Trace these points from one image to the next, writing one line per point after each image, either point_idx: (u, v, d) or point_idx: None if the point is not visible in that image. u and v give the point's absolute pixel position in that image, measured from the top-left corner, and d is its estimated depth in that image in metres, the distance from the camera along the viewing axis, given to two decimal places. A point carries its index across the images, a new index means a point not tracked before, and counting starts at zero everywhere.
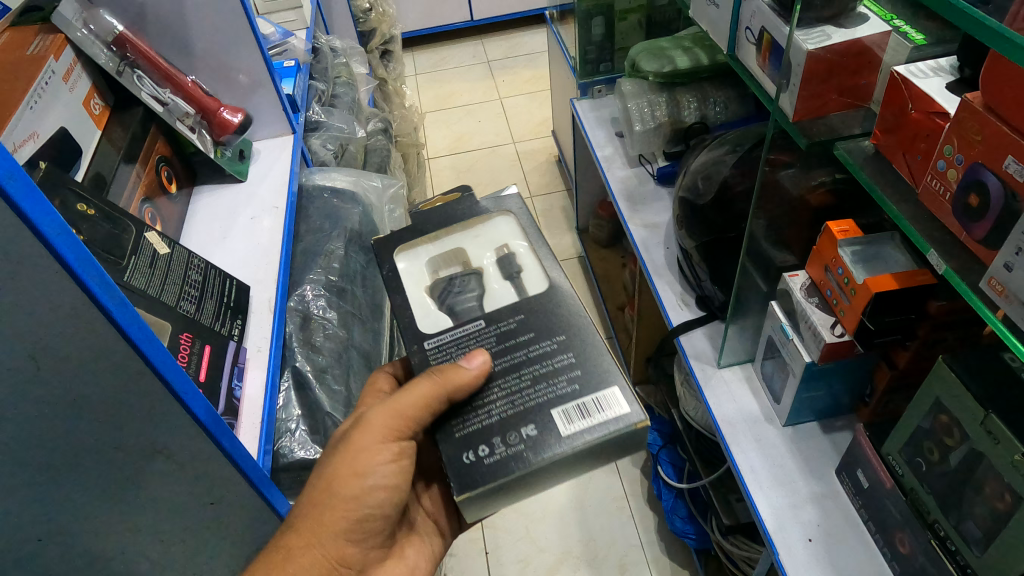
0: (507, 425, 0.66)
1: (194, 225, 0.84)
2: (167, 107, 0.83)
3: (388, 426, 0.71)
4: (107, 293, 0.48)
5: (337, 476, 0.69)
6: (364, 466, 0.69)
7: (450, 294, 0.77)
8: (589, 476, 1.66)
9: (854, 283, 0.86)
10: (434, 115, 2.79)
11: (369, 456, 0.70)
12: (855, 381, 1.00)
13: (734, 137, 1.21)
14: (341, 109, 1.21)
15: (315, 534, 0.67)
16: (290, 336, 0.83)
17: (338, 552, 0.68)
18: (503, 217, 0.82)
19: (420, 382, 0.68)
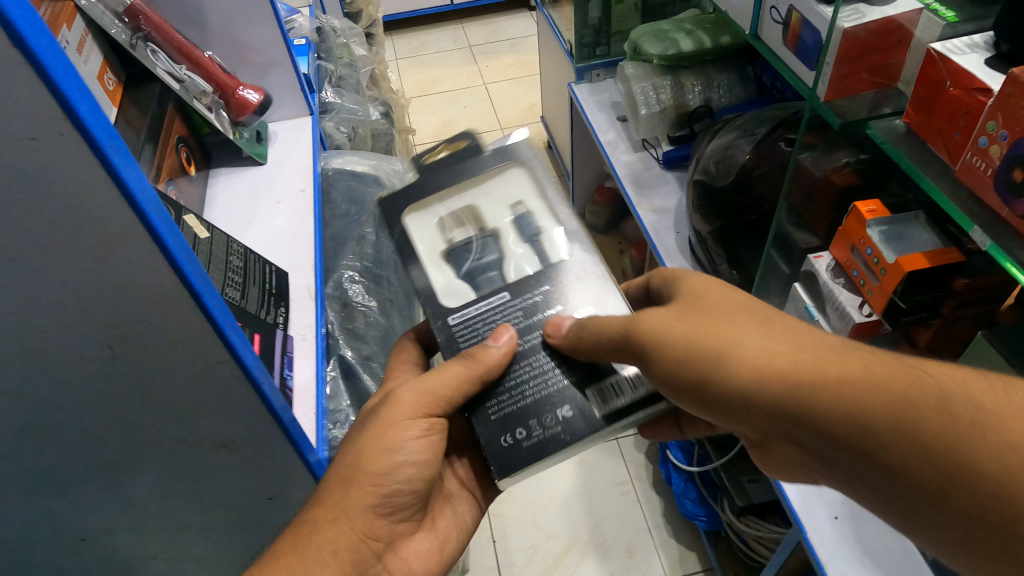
0: (543, 405, 0.64)
1: (216, 206, 0.80)
2: (184, 85, 0.79)
3: (420, 403, 0.66)
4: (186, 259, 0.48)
5: (366, 452, 0.64)
6: (395, 442, 0.65)
7: (467, 262, 0.71)
8: (593, 462, 1.66)
9: (884, 262, 0.86)
10: (418, 101, 2.74)
11: (400, 431, 0.66)
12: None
13: (749, 119, 1.18)
14: (349, 91, 1.17)
15: (342, 507, 0.63)
16: (332, 324, 0.82)
17: (365, 527, 0.63)
18: (514, 170, 0.74)
19: (446, 364, 0.66)
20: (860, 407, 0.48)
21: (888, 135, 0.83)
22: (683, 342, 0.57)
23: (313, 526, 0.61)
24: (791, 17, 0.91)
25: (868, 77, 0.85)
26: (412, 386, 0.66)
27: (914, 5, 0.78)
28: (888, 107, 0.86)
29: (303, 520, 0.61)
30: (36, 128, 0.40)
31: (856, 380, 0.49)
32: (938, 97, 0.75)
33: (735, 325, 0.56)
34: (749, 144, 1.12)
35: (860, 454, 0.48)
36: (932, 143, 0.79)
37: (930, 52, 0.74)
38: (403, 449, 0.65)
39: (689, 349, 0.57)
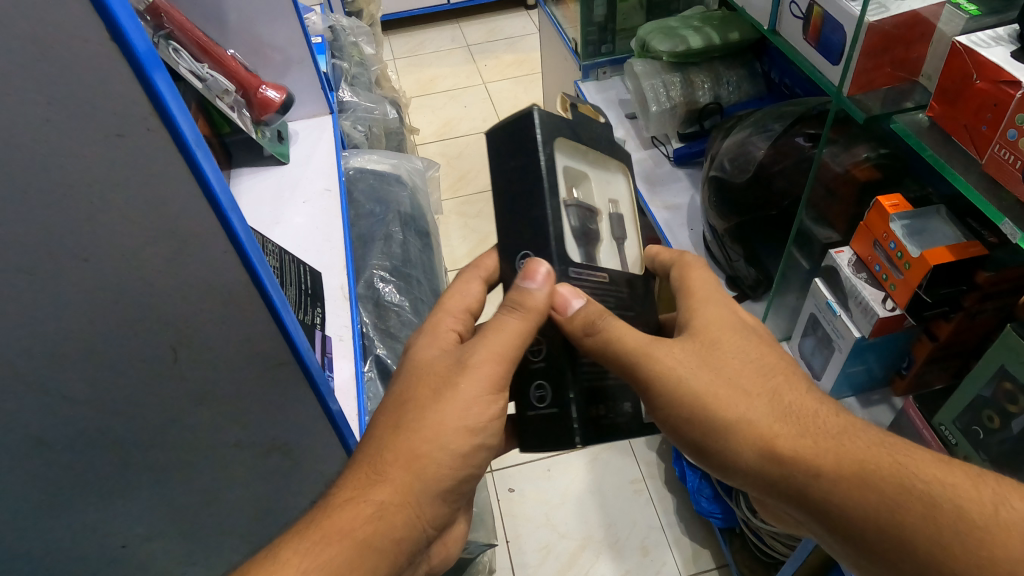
0: (621, 391, 0.68)
1: (242, 205, 0.79)
2: (206, 83, 0.76)
3: (498, 374, 0.61)
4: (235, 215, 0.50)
5: (444, 429, 0.58)
6: (476, 419, 0.59)
7: (581, 225, 0.67)
8: (605, 460, 1.66)
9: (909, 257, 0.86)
10: (418, 100, 2.73)
11: (477, 408, 0.59)
12: (892, 354, 1.00)
13: (761, 115, 1.19)
14: (363, 90, 1.17)
15: (412, 492, 0.57)
16: (366, 324, 0.82)
17: (429, 513, 0.58)
18: (619, 173, 0.76)
19: (506, 317, 0.62)
20: (845, 499, 0.53)
21: (913, 128, 0.83)
22: (688, 401, 0.61)
23: (382, 508, 0.55)
24: (812, 12, 0.92)
25: (890, 71, 0.85)
26: (491, 356, 0.61)
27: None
28: (910, 101, 0.85)
29: (367, 501, 0.55)
30: (123, 123, 0.42)
31: (847, 473, 0.53)
32: (962, 90, 0.75)
33: (740, 397, 0.60)
34: (765, 140, 1.12)
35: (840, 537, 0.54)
36: (958, 138, 0.78)
37: (955, 45, 0.74)
38: (483, 428, 0.60)
39: (694, 416, 0.61)
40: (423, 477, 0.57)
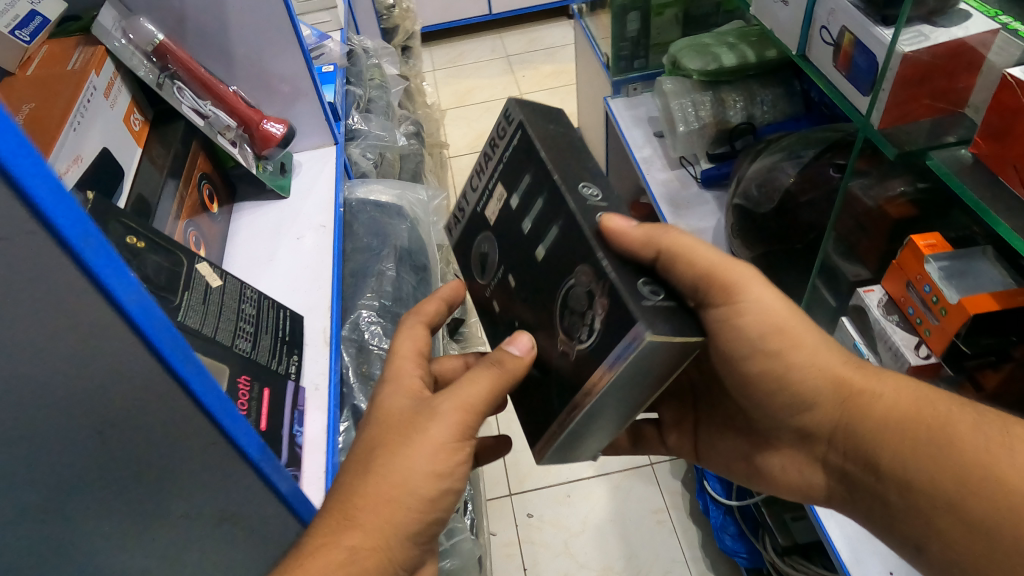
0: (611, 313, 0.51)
1: (236, 245, 0.77)
2: (209, 121, 0.77)
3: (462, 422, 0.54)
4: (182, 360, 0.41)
5: (412, 474, 0.51)
6: (445, 465, 0.52)
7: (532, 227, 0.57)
8: (626, 489, 1.59)
9: (945, 302, 0.79)
10: (454, 113, 2.72)
11: (445, 454, 0.52)
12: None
13: (796, 139, 1.11)
14: (377, 115, 1.15)
15: (385, 537, 0.50)
16: (347, 369, 0.77)
17: (402, 558, 0.51)
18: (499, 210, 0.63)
19: (480, 367, 0.55)
20: (908, 448, 0.58)
21: (952, 165, 0.77)
22: (773, 327, 0.61)
23: (355, 553, 0.48)
24: (844, 38, 0.85)
25: (929, 103, 0.78)
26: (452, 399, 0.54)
27: (990, 25, 0.71)
28: (952, 135, 0.78)
29: (337, 547, 0.48)
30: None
31: (904, 412, 0.59)
32: (1012, 126, 0.68)
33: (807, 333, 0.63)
34: (794, 168, 1.05)
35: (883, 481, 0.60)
36: (1005, 177, 0.71)
37: (1008, 77, 0.67)
38: (451, 474, 0.53)
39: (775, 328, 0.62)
40: (395, 524, 0.50)
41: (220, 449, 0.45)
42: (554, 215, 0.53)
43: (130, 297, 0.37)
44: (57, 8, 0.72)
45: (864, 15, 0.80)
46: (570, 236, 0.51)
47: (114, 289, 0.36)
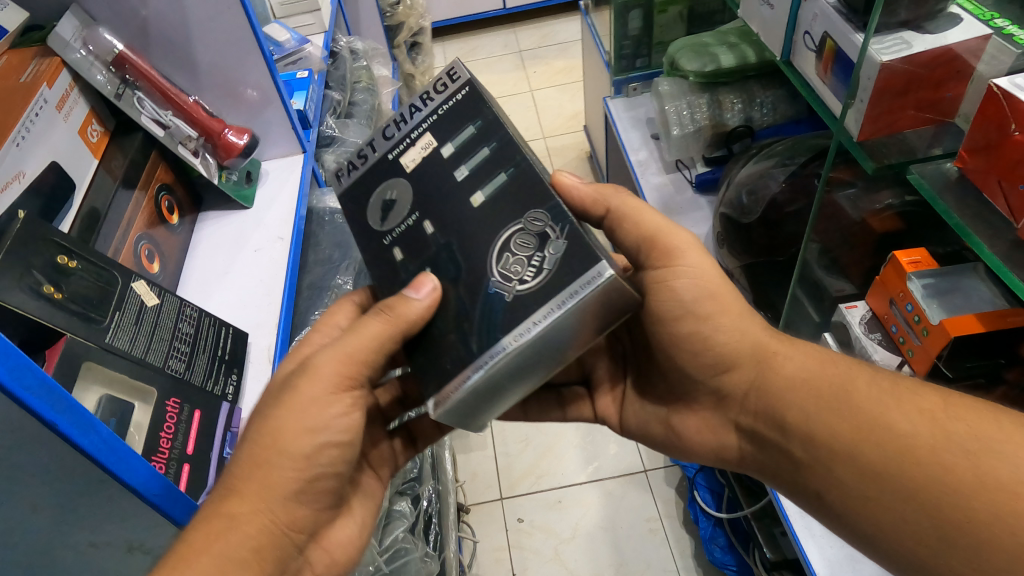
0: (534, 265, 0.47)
1: (195, 258, 0.77)
2: (169, 131, 0.76)
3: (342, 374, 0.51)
4: (49, 402, 0.41)
5: (281, 432, 0.49)
6: (316, 421, 0.50)
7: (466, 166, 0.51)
8: (619, 496, 1.52)
9: (927, 322, 0.74)
10: None
11: (319, 409, 0.50)
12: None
13: (787, 146, 1.07)
14: (357, 120, 1.14)
15: (262, 498, 0.48)
16: None
17: (288, 518, 0.50)
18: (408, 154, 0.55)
19: (370, 316, 0.50)
20: (815, 410, 0.52)
21: (934, 180, 0.72)
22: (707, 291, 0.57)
23: (233, 522, 0.47)
24: (826, 44, 0.80)
25: (915, 114, 0.74)
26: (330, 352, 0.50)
27: (979, 30, 0.66)
28: (938, 147, 0.74)
29: (220, 518, 0.46)
30: None
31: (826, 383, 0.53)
32: (1000, 139, 0.63)
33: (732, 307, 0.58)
34: (784, 176, 1.01)
35: (790, 443, 0.54)
36: (989, 194, 0.68)
37: (993, 87, 0.62)
38: (329, 429, 0.50)
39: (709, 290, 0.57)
40: (271, 487, 0.48)
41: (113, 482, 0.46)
42: (504, 163, 0.50)
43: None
44: (18, 17, 0.69)
45: (846, 20, 0.74)
46: (524, 185, 0.48)
47: None
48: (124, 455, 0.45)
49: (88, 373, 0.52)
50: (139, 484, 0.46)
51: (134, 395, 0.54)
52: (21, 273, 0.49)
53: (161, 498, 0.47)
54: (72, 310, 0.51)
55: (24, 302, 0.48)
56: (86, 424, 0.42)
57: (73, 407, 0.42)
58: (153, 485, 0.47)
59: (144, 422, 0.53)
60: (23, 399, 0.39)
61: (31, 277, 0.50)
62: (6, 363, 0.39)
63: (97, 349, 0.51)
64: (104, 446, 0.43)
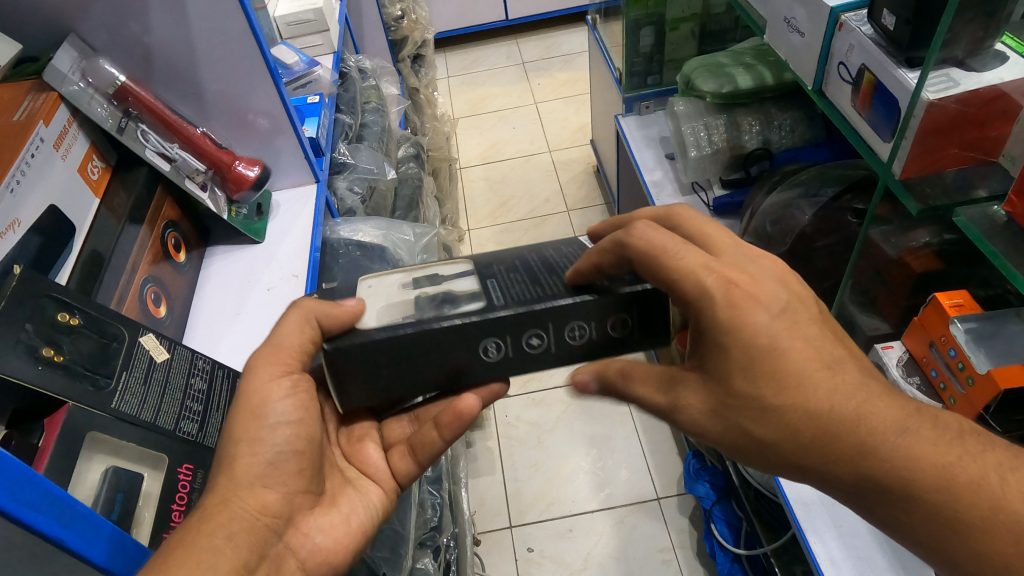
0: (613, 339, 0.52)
1: (204, 297, 0.73)
2: (175, 164, 0.72)
3: (274, 360, 0.50)
4: (55, 516, 0.36)
5: (231, 422, 0.49)
6: (259, 407, 0.49)
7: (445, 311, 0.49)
8: (631, 524, 1.41)
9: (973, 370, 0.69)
10: (467, 121, 2.62)
11: (259, 396, 0.50)
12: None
13: (812, 174, 1.04)
14: (368, 144, 1.10)
15: (229, 485, 0.46)
16: None
17: (258, 502, 0.47)
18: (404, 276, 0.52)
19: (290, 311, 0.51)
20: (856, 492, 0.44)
21: (981, 224, 0.65)
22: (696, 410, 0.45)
23: (205, 513, 0.44)
24: (862, 77, 0.72)
25: (959, 153, 0.66)
26: (262, 341, 0.51)
27: None
28: (984, 189, 0.66)
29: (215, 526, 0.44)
30: None
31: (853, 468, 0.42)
32: None
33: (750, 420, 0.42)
34: (810, 208, 0.99)
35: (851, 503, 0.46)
36: None
37: None
38: (280, 414, 0.50)
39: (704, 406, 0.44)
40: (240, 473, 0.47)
41: None
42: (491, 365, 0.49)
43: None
44: (8, 51, 0.65)
45: (886, 54, 0.67)
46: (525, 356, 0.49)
47: None
48: (132, 555, 0.41)
49: (91, 445, 0.47)
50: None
51: (144, 462, 0.50)
52: (18, 334, 0.45)
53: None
54: (75, 374, 0.47)
55: (18, 369, 0.44)
56: (93, 531, 0.39)
57: (79, 515, 0.38)
58: None
59: (154, 492, 0.49)
60: (24, 519, 0.35)
61: (27, 339, 0.45)
62: (4, 482, 0.34)
63: (101, 418, 0.47)
64: (113, 550, 0.40)
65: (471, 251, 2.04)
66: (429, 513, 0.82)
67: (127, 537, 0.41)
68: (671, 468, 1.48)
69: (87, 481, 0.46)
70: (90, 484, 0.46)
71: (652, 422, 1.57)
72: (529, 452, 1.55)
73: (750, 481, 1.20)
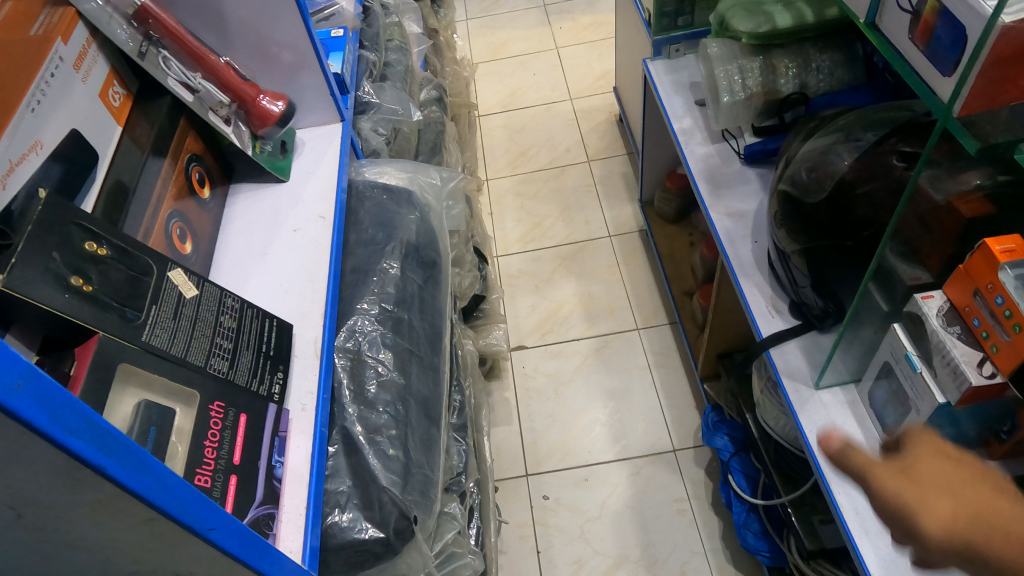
0: None
1: (228, 237, 0.71)
2: (198, 95, 0.69)
3: None
4: (97, 443, 0.31)
5: None
6: None
7: None
8: (647, 475, 1.42)
9: (998, 338, 0.59)
10: (485, 66, 2.49)
11: None
12: (990, 416, 0.68)
13: (853, 118, 0.89)
14: (392, 84, 1.06)
15: None
16: (337, 384, 0.64)
17: None
18: None
19: None
20: None
21: None
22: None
23: None
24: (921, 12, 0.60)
25: None
26: None
27: None
28: None
29: None
30: None
31: None
32: None
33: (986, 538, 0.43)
34: (851, 154, 0.84)
35: None
36: None
37: None
38: None
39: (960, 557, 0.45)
40: None
41: (192, 545, 0.38)
42: None
43: (14, 387, 0.28)
44: None
45: None
46: None
47: (66, 441, 0.30)
48: (177, 492, 0.35)
49: (124, 377, 0.45)
50: (195, 520, 0.36)
51: (174, 399, 0.48)
52: (46, 261, 0.43)
53: (216, 532, 0.38)
54: (104, 305, 0.45)
55: (51, 297, 0.42)
56: (138, 464, 0.33)
57: (174, 484, 0.35)
58: (207, 518, 0.37)
59: (186, 428, 0.47)
60: (123, 483, 0.32)
61: (56, 267, 0.44)
62: (104, 444, 0.31)
63: (132, 350, 0.45)
64: (157, 485, 0.34)
65: (489, 203, 2.00)
66: (455, 459, 0.83)
67: (225, 510, 0.38)
68: (688, 421, 1.48)
69: (120, 412, 0.44)
70: (123, 416, 0.44)
71: (670, 376, 1.55)
72: (546, 404, 1.55)
73: (770, 433, 1.18)
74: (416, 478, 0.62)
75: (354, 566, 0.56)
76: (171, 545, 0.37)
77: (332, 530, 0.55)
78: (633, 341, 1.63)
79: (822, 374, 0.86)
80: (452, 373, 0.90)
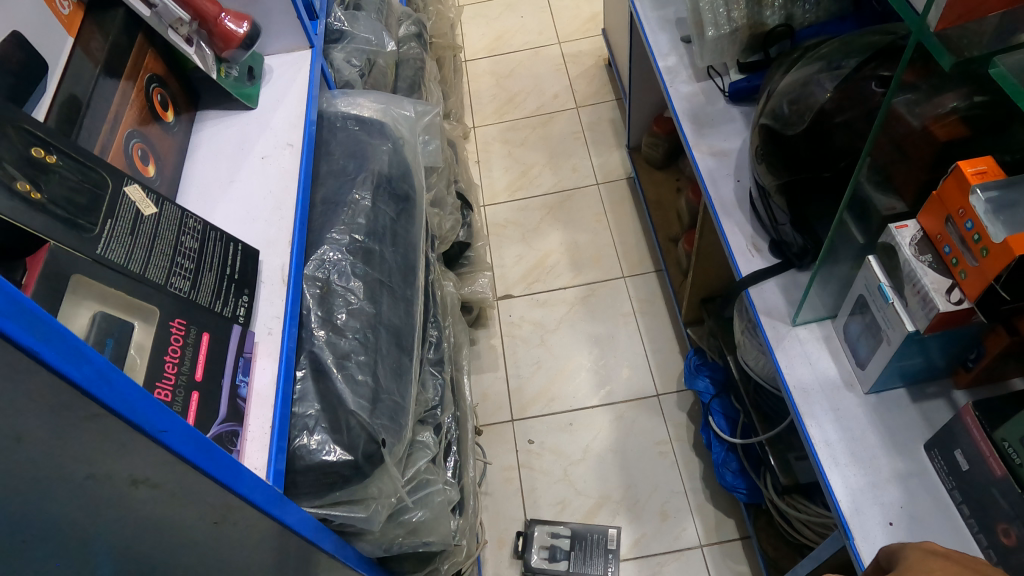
0: None
1: (195, 164, 0.70)
2: (155, 10, 0.66)
3: None
4: (28, 326, 0.30)
5: None
6: None
7: None
8: (630, 419, 1.43)
9: (966, 264, 0.59)
10: (471, 9, 2.42)
11: None
12: (956, 344, 0.68)
13: (835, 45, 0.87)
14: (366, 14, 1.03)
15: None
16: (305, 311, 0.63)
17: None
18: None
19: None
20: None
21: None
22: None
23: None
24: None
25: None
26: None
27: None
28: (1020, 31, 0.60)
29: None
30: None
31: None
32: None
33: None
34: (832, 83, 0.82)
35: None
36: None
37: None
38: None
39: None
40: None
41: (144, 447, 0.37)
42: None
43: None
44: None
45: None
46: None
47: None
48: (119, 388, 0.34)
49: (79, 288, 0.44)
50: (143, 419, 0.36)
51: (135, 313, 0.47)
52: None
53: (168, 435, 0.37)
54: (53, 214, 0.44)
55: None
56: (74, 352, 0.32)
57: (115, 380, 0.34)
58: (156, 419, 0.37)
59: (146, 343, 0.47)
60: (62, 371, 0.32)
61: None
62: (37, 329, 0.30)
63: (85, 260, 0.44)
64: (98, 378, 0.33)
65: (475, 151, 1.96)
66: (429, 393, 0.84)
67: (175, 412, 0.38)
68: (671, 365, 1.50)
69: (75, 323, 0.43)
70: (80, 325, 0.43)
71: (654, 322, 1.56)
72: (532, 350, 1.56)
73: (749, 374, 1.20)
74: (384, 403, 0.63)
75: (324, 489, 0.57)
76: (123, 446, 0.37)
77: (300, 451, 0.56)
78: (619, 288, 1.63)
79: (798, 310, 0.86)
80: (429, 309, 0.90)
